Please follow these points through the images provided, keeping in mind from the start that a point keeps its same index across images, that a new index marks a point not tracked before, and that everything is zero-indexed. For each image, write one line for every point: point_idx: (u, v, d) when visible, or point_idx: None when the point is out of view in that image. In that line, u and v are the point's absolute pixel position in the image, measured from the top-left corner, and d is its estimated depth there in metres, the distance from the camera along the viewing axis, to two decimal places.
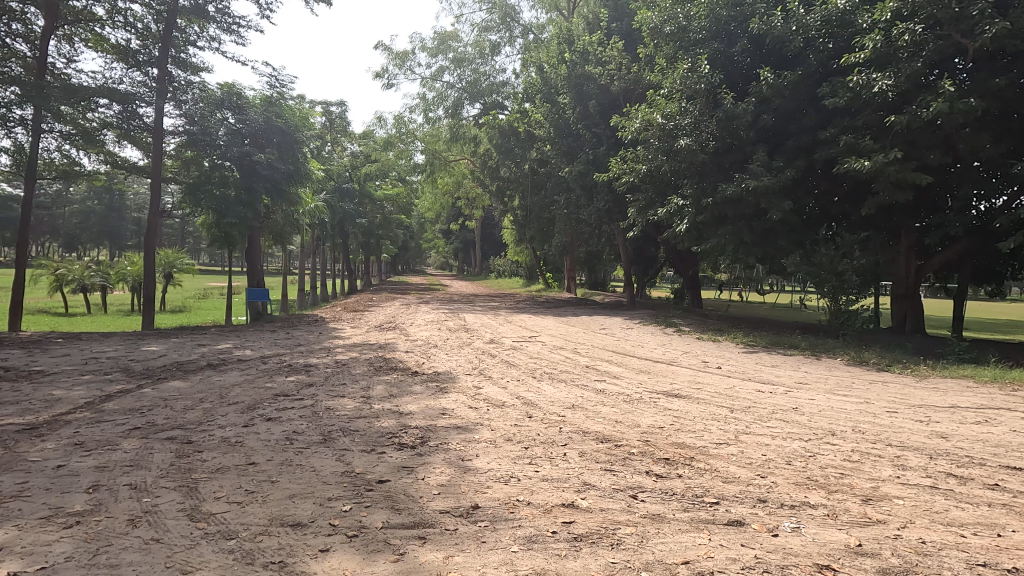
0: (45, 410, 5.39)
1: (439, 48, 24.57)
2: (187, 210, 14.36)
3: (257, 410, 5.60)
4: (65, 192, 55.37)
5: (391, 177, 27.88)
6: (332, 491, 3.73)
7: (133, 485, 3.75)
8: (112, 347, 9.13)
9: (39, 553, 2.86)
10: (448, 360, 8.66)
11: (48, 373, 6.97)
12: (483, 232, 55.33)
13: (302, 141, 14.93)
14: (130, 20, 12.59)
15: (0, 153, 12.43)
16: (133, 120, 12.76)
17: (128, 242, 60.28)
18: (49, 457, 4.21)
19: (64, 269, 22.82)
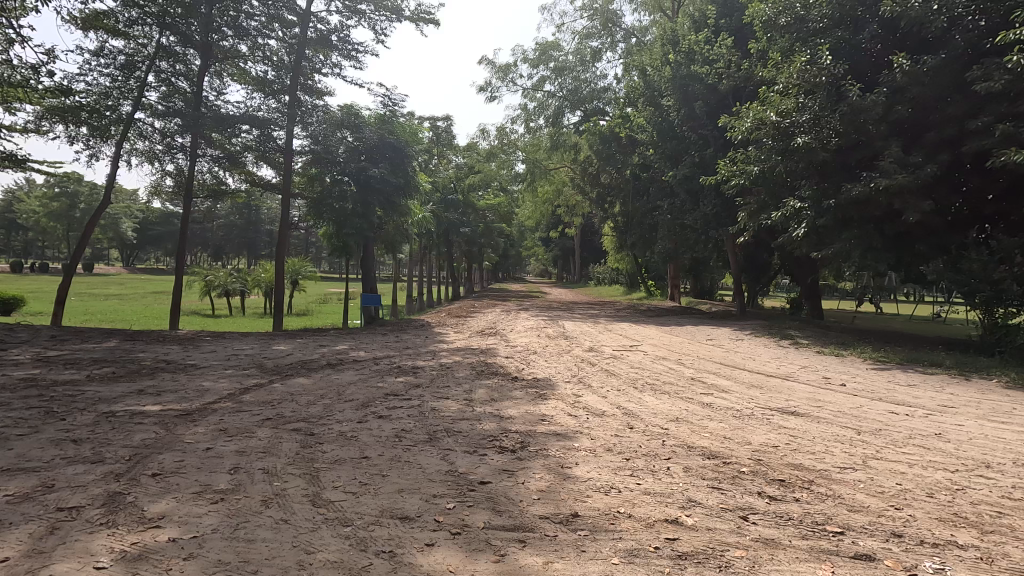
0: (196, 399, 6.16)
1: (540, 58, 24.84)
2: (312, 222, 15.78)
3: (370, 408, 5.98)
4: (214, 209, 63.16)
5: (494, 187, 28.63)
6: (437, 488, 3.90)
7: (266, 470, 4.17)
8: (249, 346, 10.22)
9: (192, 523, 3.27)
10: (547, 367, 8.69)
11: (198, 366, 7.96)
12: (583, 239, 55.08)
13: (412, 155, 15.85)
14: (267, 54, 14.16)
15: (166, 176, 14.50)
16: (268, 142, 14.27)
17: (262, 253, 67.37)
18: (199, 440, 4.80)
19: (212, 276, 25.93)
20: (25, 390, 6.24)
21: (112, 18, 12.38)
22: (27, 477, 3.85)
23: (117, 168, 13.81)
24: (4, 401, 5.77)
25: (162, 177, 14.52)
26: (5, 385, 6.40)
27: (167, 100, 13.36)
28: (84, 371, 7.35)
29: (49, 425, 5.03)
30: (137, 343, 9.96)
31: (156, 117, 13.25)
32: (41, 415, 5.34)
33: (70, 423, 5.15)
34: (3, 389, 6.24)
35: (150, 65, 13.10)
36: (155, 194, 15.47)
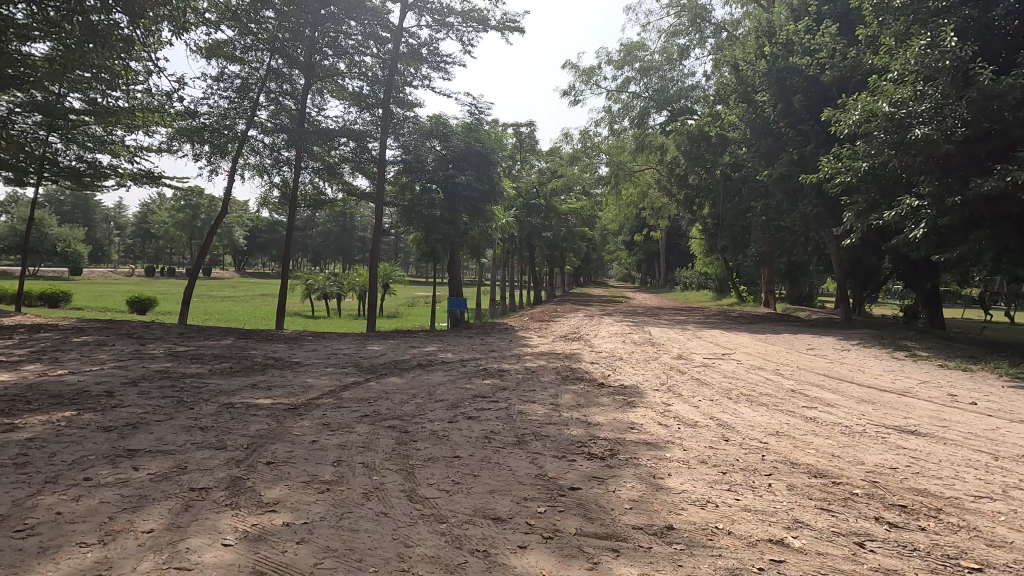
0: (302, 394, 6.64)
1: (625, 59, 24.45)
2: (402, 228, 16.53)
3: (459, 409, 6.15)
4: (313, 217, 67.84)
5: (576, 191, 28.49)
6: (527, 491, 3.93)
7: (366, 463, 4.40)
8: (346, 345, 10.86)
9: (302, 510, 3.52)
10: (634, 374, 8.49)
11: (302, 364, 8.57)
12: (669, 242, 53.44)
13: (497, 161, 16.20)
14: (363, 70, 15.00)
15: (274, 188, 15.76)
16: (364, 154, 15.10)
17: (355, 257, 71.43)
18: (306, 432, 5.16)
19: (313, 279, 27.86)
20: (160, 381, 7.01)
21: (231, 46, 13.77)
22: (165, 459, 4.32)
23: (233, 181, 15.22)
24: (144, 390, 6.53)
25: (270, 188, 15.81)
26: (145, 376, 7.23)
27: (275, 117, 14.56)
28: (206, 366, 8.15)
29: (180, 413, 5.63)
30: (250, 341, 10.89)
31: (266, 134, 14.46)
32: (174, 403, 5.97)
33: (197, 411, 5.72)
34: (142, 380, 7.05)
35: (261, 86, 14.34)
36: (264, 205, 16.86)
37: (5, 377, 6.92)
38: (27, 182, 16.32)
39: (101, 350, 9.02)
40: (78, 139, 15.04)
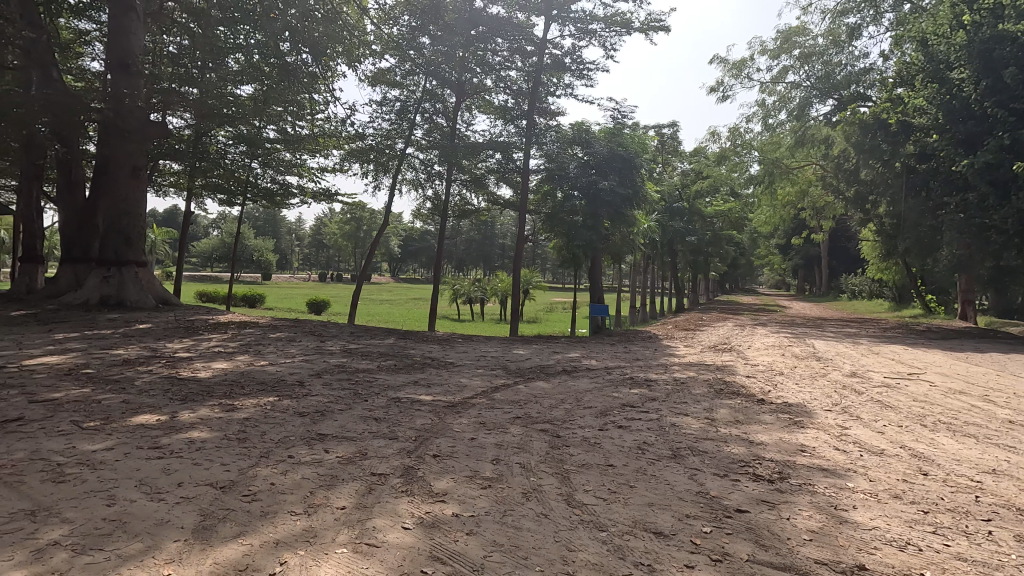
0: (458, 393, 7.06)
1: (782, 47, 22.49)
2: (544, 235, 16.88)
3: (609, 417, 6.08)
4: (458, 226, 72.08)
5: (723, 192, 26.73)
6: (689, 508, 3.76)
7: (522, 464, 4.55)
8: (494, 348, 11.34)
9: (468, 503, 3.73)
10: (799, 391, 7.72)
11: (455, 365, 9.12)
12: (832, 245, 47.95)
13: (640, 165, 15.91)
14: (509, 84, 15.59)
15: (427, 200, 17.03)
16: (509, 164, 15.68)
17: (495, 264, 74.51)
18: (465, 430, 5.47)
19: (459, 285, 29.59)
20: (339, 374, 7.93)
21: (393, 73, 15.26)
22: (349, 444, 4.87)
23: (393, 196, 16.74)
24: (327, 382, 7.43)
25: (424, 201, 17.12)
26: (326, 369, 8.24)
27: (429, 135, 15.72)
28: (374, 362, 9.04)
29: (357, 404, 6.30)
30: (408, 342, 11.88)
31: (421, 151, 15.70)
32: (351, 395, 6.71)
33: (371, 403, 6.36)
34: (325, 372, 8.03)
35: (417, 107, 15.59)
36: (418, 216, 18.28)
37: (225, 365, 8.33)
38: (237, 203, 19.56)
39: (291, 345, 10.46)
40: (273, 165, 17.67)
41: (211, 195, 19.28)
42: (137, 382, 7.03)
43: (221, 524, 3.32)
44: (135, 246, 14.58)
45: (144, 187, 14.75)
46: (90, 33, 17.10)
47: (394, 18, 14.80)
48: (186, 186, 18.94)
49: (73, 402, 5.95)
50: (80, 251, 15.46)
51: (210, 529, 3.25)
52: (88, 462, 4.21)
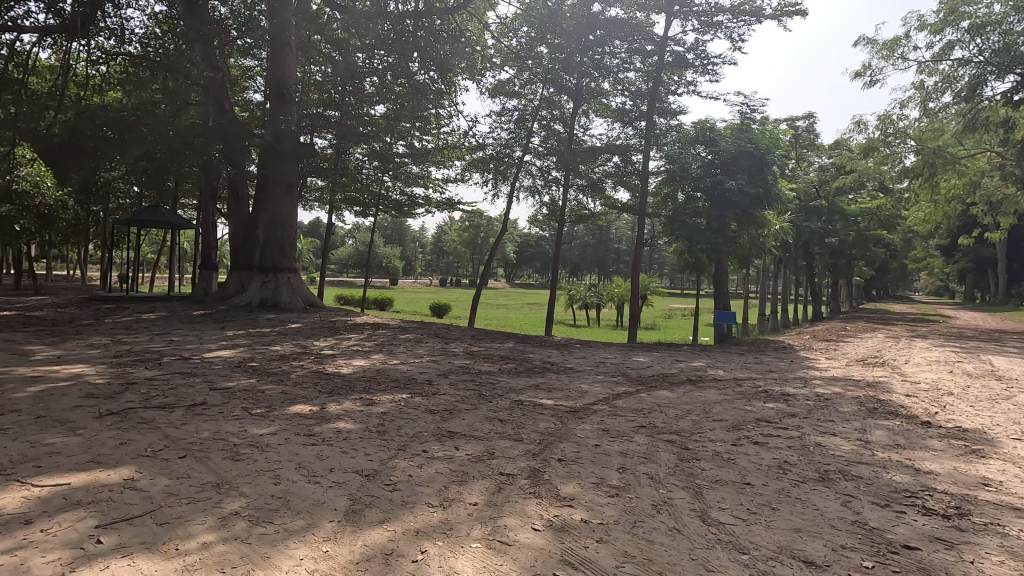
0: (579, 398, 7.01)
1: (946, 20, 19.67)
2: (665, 238, 16.28)
3: (742, 432, 5.68)
4: (573, 231, 72.03)
5: (871, 188, 23.95)
6: (844, 538, 3.38)
7: (650, 475, 4.40)
8: (613, 355, 11.14)
9: (597, 511, 3.69)
10: (976, 415, 6.64)
11: (575, 370, 9.09)
12: (1013, 244, 40.90)
13: (772, 162, 14.78)
14: (627, 86, 15.26)
15: (543, 206, 17.23)
16: (628, 167, 15.33)
17: (611, 269, 73.41)
18: (589, 436, 5.41)
19: (575, 290, 29.58)
20: (464, 375, 8.27)
21: (512, 84, 15.69)
22: (477, 443, 5.05)
23: (511, 203, 17.16)
24: (453, 382, 7.78)
25: (540, 206, 17.34)
26: (452, 370, 8.62)
27: (546, 142, 15.89)
28: (496, 365, 9.31)
29: (482, 405, 6.51)
30: (527, 346, 12.08)
31: (538, 158, 15.95)
32: (476, 395, 6.96)
33: (495, 404, 6.54)
34: (451, 373, 8.41)
35: (535, 115, 15.84)
36: (535, 221, 18.54)
37: (363, 363, 9.07)
38: (371, 213, 21.27)
39: (419, 346, 11.12)
40: (402, 177, 18.97)
41: (349, 207, 21.17)
42: (291, 375, 7.89)
43: (368, 509, 3.60)
44: (287, 254, 16.41)
45: (295, 201, 16.55)
46: (254, 69, 19.63)
47: (514, 30, 15.20)
48: (329, 199, 20.99)
49: (243, 391, 6.83)
50: (245, 259, 17.75)
51: (359, 513, 3.54)
52: (257, 444, 4.79)
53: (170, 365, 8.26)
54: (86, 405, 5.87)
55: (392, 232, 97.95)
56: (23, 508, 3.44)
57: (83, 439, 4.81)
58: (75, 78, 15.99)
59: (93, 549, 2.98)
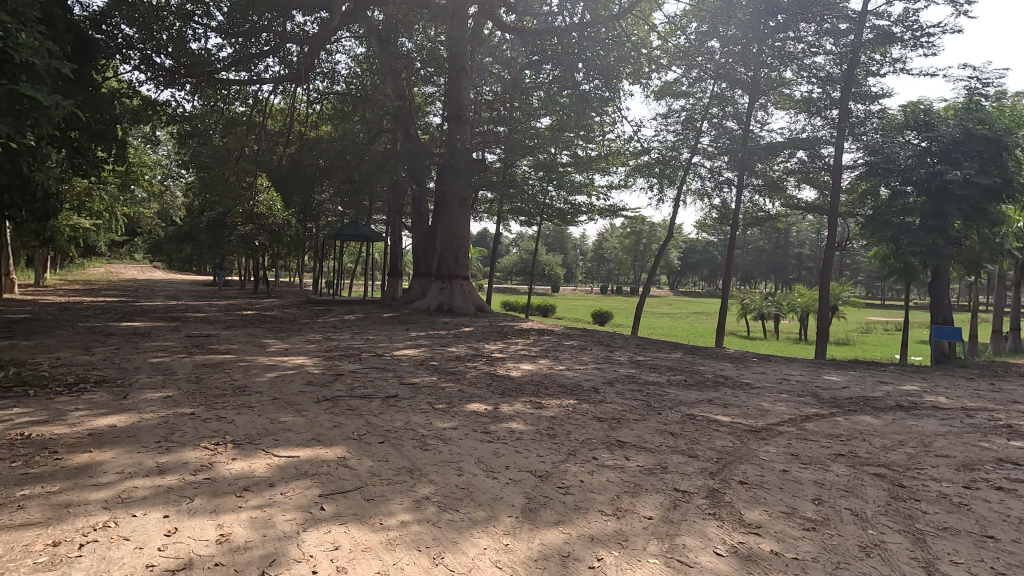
0: (760, 417, 6.43)
1: None
2: (862, 240, 14.14)
3: (979, 473, 4.69)
4: (746, 235, 66.46)
5: None
6: None
7: (854, 511, 3.85)
8: (798, 372, 10.00)
9: (790, 543, 3.34)
10: None
11: (754, 386, 8.35)
12: None
13: (1014, 144, 12.02)
14: (814, 72, 13.64)
15: (713, 209, 16.18)
16: (816, 162, 13.64)
17: (790, 276, 66.27)
18: (774, 459, 4.93)
19: (749, 299, 27.31)
20: (631, 384, 8.10)
21: (680, 83, 15.07)
22: (648, 455, 4.90)
23: (678, 208, 16.44)
24: (620, 391, 7.65)
25: (709, 210, 16.35)
26: (618, 379, 8.50)
27: (717, 141, 14.93)
28: (664, 376, 8.95)
29: (651, 416, 6.30)
30: (696, 357, 11.42)
31: (708, 159, 15.07)
32: (645, 406, 6.76)
33: (665, 417, 6.29)
34: (616, 381, 8.30)
35: (705, 114, 14.97)
36: (703, 225, 17.46)
37: (530, 367, 9.38)
38: (535, 223, 22.01)
39: (584, 353, 11.16)
40: (566, 186, 19.31)
41: (515, 217, 22.18)
42: (467, 375, 8.49)
43: (543, 509, 3.71)
44: (461, 263, 17.72)
45: (468, 213, 17.82)
46: (434, 94, 21.62)
47: (683, 27, 14.58)
48: (497, 211, 22.21)
49: (426, 387, 7.52)
50: (425, 267, 19.59)
51: (536, 512, 3.66)
52: (441, 437, 5.23)
53: (368, 360, 9.43)
54: (307, 391, 6.98)
55: (554, 240, 100.17)
56: (269, 472, 4.19)
57: (307, 419, 5.71)
58: (299, 117, 19.20)
59: (319, 514, 3.52)
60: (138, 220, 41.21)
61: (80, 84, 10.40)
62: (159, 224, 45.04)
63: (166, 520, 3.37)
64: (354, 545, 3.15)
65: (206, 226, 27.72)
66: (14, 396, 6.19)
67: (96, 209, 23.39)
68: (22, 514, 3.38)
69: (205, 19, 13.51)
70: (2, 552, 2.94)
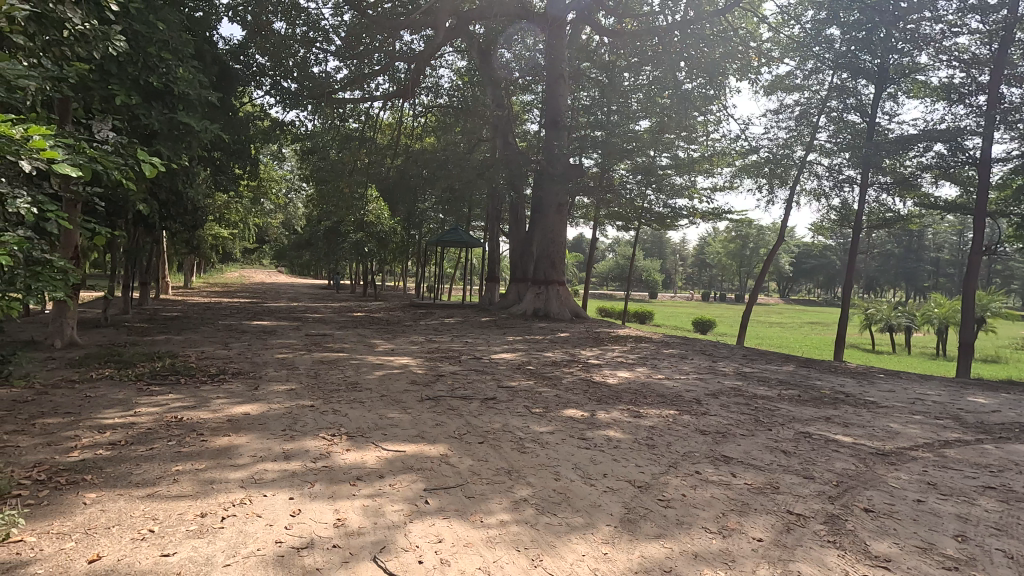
0: (888, 439, 5.80)
1: None
2: (1018, 243, 12.32)
3: None
4: (871, 238, 60.26)
5: None
6: None
7: (1009, 554, 3.36)
8: (936, 391, 8.89)
9: None
10: None
11: (880, 405, 7.55)
12: None
13: None
14: (955, 55, 12.16)
15: (831, 210, 14.93)
16: (958, 155, 12.12)
17: (924, 284, 59.15)
18: (906, 487, 4.43)
19: (874, 308, 24.79)
20: (737, 397, 7.64)
21: (793, 76, 14.09)
22: (757, 473, 4.60)
23: (790, 210, 15.31)
24: (725, 403, 7.25)
25: (827, 212, 15.05)
26: (722, 391, 8.07)
27: (837, 137, 13.75)
28: (774, 390, 8.35)
29: (760, 432, 5.91)
30: (812, 371, 10.54)
31: (826, 156, 13.93)
32: (752, 421, 6.35)
33: (776, 434, 5.87)
34: (721, 394, 7.87)
35: (823, 107, 13.85)
36: (820, 228, 16.16)
37: (628, 375, 9.17)
38: (633, 227, 21.51)
39: (685, 362, 10.72)
40: (666, 190, 18.68)
41: (612, 222, 21.81)
42: (563, 380, 8.48)
43: (643, 521, 3.62)
44: (557, 268, 17.75)
45: (564, 219, 17.81)
46: (532, 102, 21.92)
47: (797, 16, 13.63)
48: (593, 216, 22.00)
49: (523, 390, 7.62)
50: (521, 273, 19.87)
51: (635, 523, 3.59)
52: (539, 441, 5.28)
53: (467, 363, 9.73)
54: (412, 390, 7.35)
55: (652, 245, 97.35)
56: (379, 464, 4.48)
57: (411, 416, 6.02)
58: (405, 131, 20.31)
59: (423, 507, 3.70)
60: (267, 229, 45.70)
61: (223, 110, 11.77)
62: (284, 233, 49.68)
63: (292, 501, 3.71)
64: (456, 539, 3.28)
65: (323, 234, 30.14)
66: (169, 383, 7.11)
67: (233, 220, 26.30)
68: (177, 486, 3.89)
69: (325, 44, 14.75)
70: (162, 517, 3.40)
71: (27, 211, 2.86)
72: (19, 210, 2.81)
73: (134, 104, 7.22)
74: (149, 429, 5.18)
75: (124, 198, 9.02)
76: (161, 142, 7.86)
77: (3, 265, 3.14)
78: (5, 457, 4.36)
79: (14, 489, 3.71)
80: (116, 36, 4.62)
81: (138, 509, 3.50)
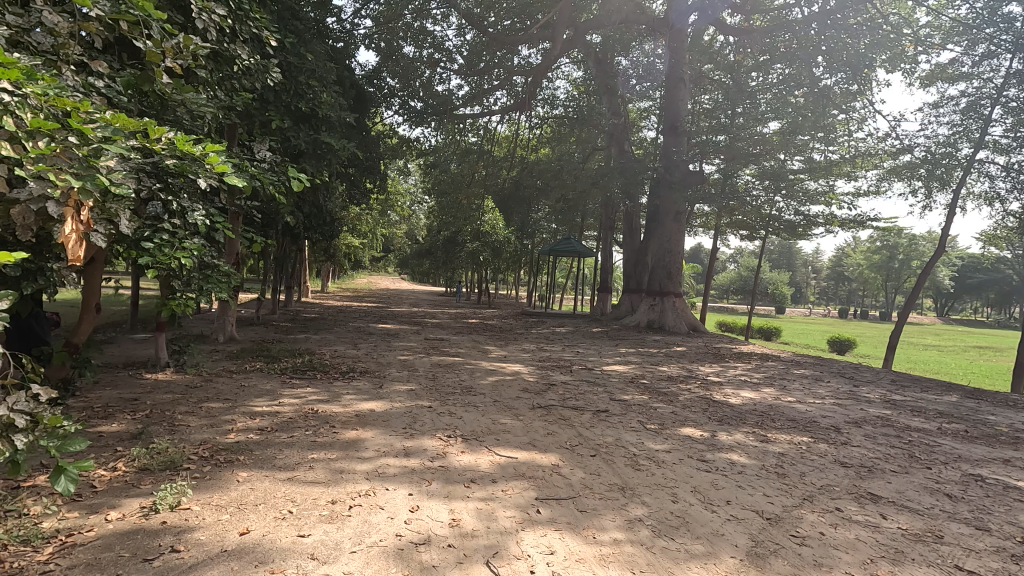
0: None
1: None
2: None
3: None
4: None
5: None
6: None
7: None
8: None
9: None
10: None
11: None
12: None
13: None
14: None
15: (1009, 216, 12.73)
16: None
17: None
18: None
19: None
20: (885, 428, 6.72)
21: (959, 63, 12.28)
22: (915, 517, 4.00)
23: (953, 217, 13.30)
24: (870, 434, 6.42)
25: (1004, 218, 12.84)
26: (867, 420, 7.15)
27: (1016, 131, 11.73)
28: (932, 423, 7.23)
29: (917, 470, 5.14)
30: (982, 403, 9.00)
31: (1001, 154, 11.99)
32: (906, 457, 5.54)
33: (939, 474, 5.07)
34: (865, 423, 6.97)
35: (998, 97, 11.91)
36: (993, 236, 13.88)
37: (753, 395, 8.48)
38: (759, 237, 20.00)
39: (820, 385, 9.67)
40: (798, 196, 17.17)
41: (734, 230, 20.49)
42: (681, 397, 8.05)
43: (772, 557, 3.29)
44: (674, 279, 16.99)
45: (682, 228, 17.07)
46: (649, 108, 21.35)
47: None
48: (714, 224, 20.81)
49: (638, 405, 7.35)
50: (635, 282, 19.37)
51: (764, 558, 3.27)
52: (654, 459, 5.04)
53: (578, 373, 9.60)
54: (523, 398, 7.39)
55: (780, 256, 90.12)
56: (492, 469, 4.54)
57: (523, 424, 6.05)
58: (521, 142, 20.75)
59: (535, 516, 3.69)
60: (392, 239, 49.31)
61: (358, 130, 12.84)
62: (407, 243, 53.00)
63: (411, 497, 3.88)
64: (569, 553, 3.22)
65: (442, 244, 31.81)
66: (308, 378, 7.85)
67: (364, 230, 28.59)
68: (312, 473, 4.25)
69: (448, 64, 15.56)
70: (300, 501, 3.72)
71: (203, 222, 3.27)
72: (198, 221, 3.23)
73: (287, 128, 8.12)
74: (291, 419, 5.73)
75: (275, 211, 10.15)
76: (306, 160, 8.74)
77: (184, 269, 3.67)
78: (180, 434, 5.05)
79: (185, 464, 4.29)
80: (272, 68, 5.23)
81: (279, 490, 3.87)
